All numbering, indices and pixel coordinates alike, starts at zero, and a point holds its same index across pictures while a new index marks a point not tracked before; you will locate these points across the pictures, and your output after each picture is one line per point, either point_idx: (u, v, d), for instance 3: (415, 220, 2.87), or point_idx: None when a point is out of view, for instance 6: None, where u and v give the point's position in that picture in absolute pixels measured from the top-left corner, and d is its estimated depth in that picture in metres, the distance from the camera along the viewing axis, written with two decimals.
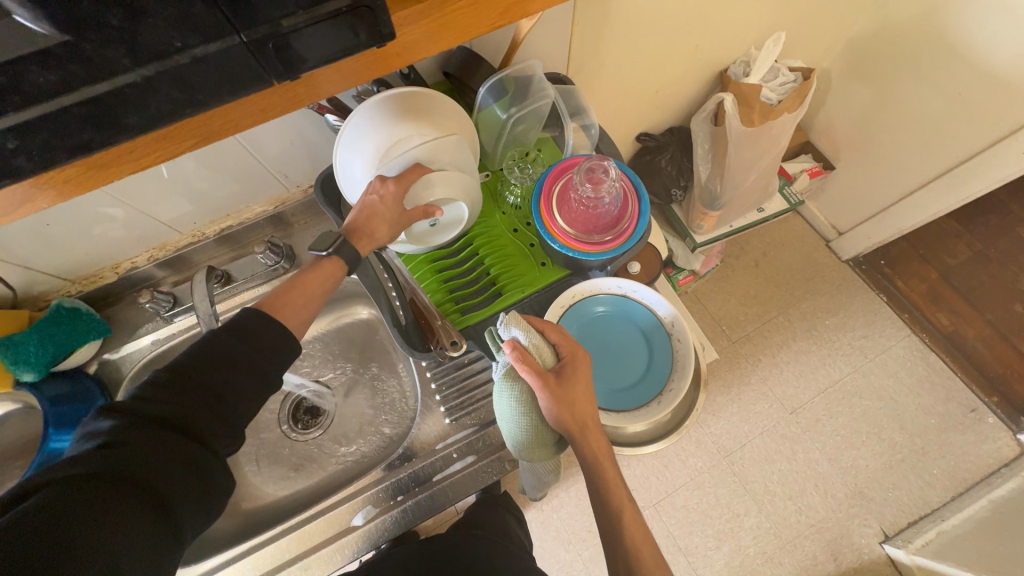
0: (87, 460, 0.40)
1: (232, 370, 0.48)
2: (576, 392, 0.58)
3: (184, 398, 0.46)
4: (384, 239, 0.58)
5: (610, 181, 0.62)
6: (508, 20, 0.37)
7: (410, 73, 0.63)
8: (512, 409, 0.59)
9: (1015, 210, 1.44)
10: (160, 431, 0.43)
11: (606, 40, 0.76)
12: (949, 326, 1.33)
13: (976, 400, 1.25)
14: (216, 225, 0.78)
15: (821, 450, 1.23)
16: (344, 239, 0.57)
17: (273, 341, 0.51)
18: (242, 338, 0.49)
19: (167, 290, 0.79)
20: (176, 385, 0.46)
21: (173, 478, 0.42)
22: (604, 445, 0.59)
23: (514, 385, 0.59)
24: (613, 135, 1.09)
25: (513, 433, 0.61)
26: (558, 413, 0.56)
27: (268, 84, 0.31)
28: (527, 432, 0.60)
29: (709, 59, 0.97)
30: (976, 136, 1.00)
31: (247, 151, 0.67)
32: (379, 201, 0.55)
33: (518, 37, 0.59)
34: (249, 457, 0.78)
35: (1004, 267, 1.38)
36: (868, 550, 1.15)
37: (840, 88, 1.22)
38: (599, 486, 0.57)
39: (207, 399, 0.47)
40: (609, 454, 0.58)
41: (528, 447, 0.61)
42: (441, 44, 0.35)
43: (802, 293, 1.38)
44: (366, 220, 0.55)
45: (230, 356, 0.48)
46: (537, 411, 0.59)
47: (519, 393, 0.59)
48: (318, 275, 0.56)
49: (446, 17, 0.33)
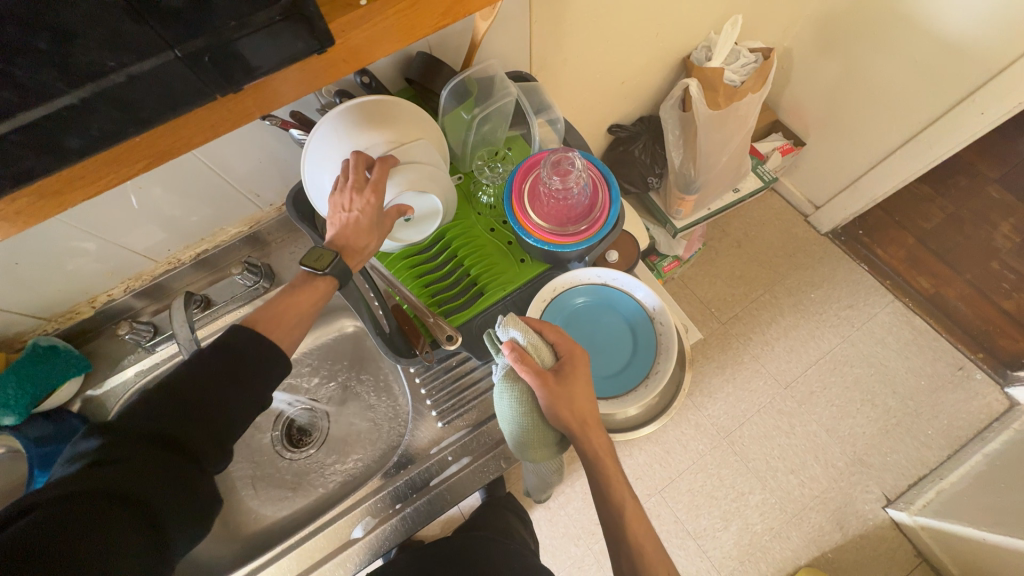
0: (76, 478, 0.39)
1: (224, 383, 0.48)
2: (576, 389, 0.58)
3: (173, 417, 0.45)
4: (375, 248, 0.58)
5: (577, 171, 0.63)
6: (450, 19, 0.37)
7: (371, 82, 0.63)
8: (512, 411, 0.60)
9: (981, 170, 1.47)
10: (153, 448, 0.43)
11: (566, 35, 0.77)
12: (930, 289, 1.35)
13: (963, 358, 1.28)
14: (191, 250, 0.78)
15: (818, 422, 1.24)
16: (337, 258, 0.55)
17: (261, 354, 0.51)
18: (226, 355, 0.49)
19: (146, 320, 0.78)
20: (160, 401, 0.45)
21: (166, 494, 0.42)
22: (605, 443, 0.59)
23: (513, 387, 0.59)
24: (584, 129, 1.10)
25: (514, 434, 0.61)
26: (556, 408, 0.57)
27: (210, 97, 0.31)
28: (527, 433, 0.60)
29: (671, 46, 0.99)
30: (939, 99, 1.02)
31: (215, 173, 0.67)
32: (358, 211, 0.55)
33: (479, 38, 0.62)
34: (246, 475, 0.77)
35: (976, 227, 1.41)
36: (872, 516, 1.16)
37: (803, 64, 1.24)
38: (601, 484, 0.57)
39: (199, 414, 0.46)
40: (611, 452, 0.59)
41: (530, 448, 0.61)
42: (388, 48, 0.36)
43: (785, 270, 1.40)
44: (352, 235, 0.55)
45: (224, 374, 0.48)
46: (537, 412, 0.60)
47: (519, 398, 0.59)
48: (311, 293, 0.56)
49: (388, 18, 0.34)
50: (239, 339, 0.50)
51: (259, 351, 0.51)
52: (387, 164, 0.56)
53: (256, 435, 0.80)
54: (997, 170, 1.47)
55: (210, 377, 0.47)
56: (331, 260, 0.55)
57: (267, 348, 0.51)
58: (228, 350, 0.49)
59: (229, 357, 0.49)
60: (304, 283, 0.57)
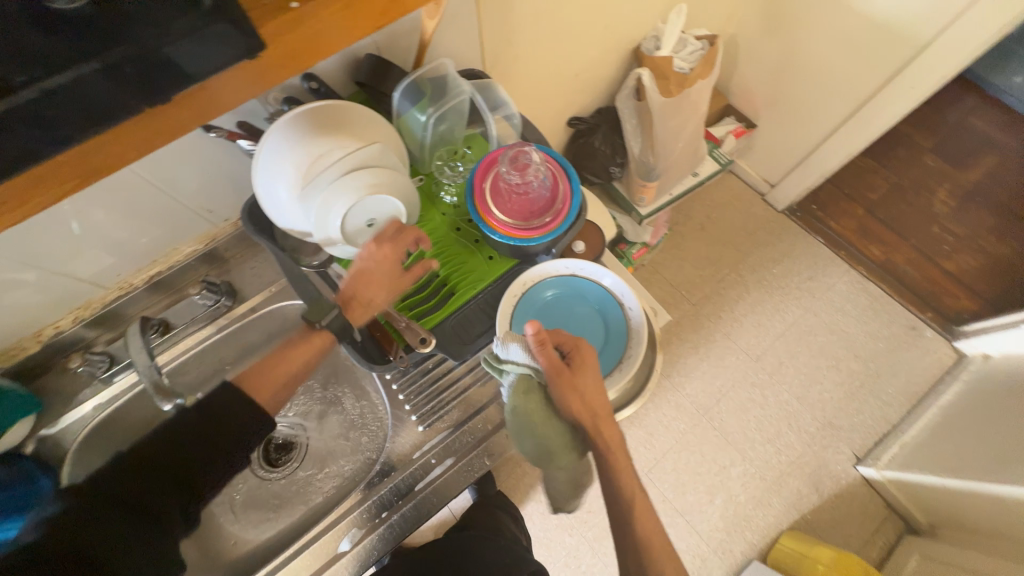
0: (39, 543, 0.42)
1: (190, 446, 0.50)
2: (587, 379, 0.59)
3: (138, 480, 0.48)
4: (379, 303, 0.64)
5: (536, 164, 0.64)
6: (386, 20, 0.37)
7: (320, 87, 0.62)
8: (530, 420, 0.57)
9: (917, 141, 1.57)
10: (115, 513, 0.46)
11: (515, 30, 0.77)
12: (881, 256, 1.43)
13: (915, 318, 1.35)
14: (144, 273, 0.74)
15: (789, 390, 1.30)
16: (337, 309, 0.63)
17: (227, 415, 0.52)
18: (196, 417, 0.51)
19: (101, 351, 0.75)
20: (127, 464, 0.48)
21: (124, 557, 0.45)
22: (616, 434, 0.60)
23: (527, 396, 0.57)
24: (544, 123, 1.11)
25: (535, 445, 0.57)
26: (571, 401, 0.58)
27: (138, 110, 0.30)
28: (548, 439, 0.57)
29: (621, 37, 1.01)
30: (873, 76, 1.08)
31: (162, 191, 0.64)
32: (376, 269, 0.62)
33: (427, 37, 0.62)
34: (226, 506, 0.74)
35: (917, 194, 1.50)
36: (845, 475, 1.22)
37: (747, 50, 1.29)
38: (608, 474, 0.59)
39: (164, 476, 0.49)
40: (620, 441, 0.60)
41: (552, 456, 0.58)
42: (324, 52, 0.35)
43: (748, 249, 1.45)
44: (356, 290, 0.63)
45: (187, 441, 0.50)
46: (555, 417, 0.58)
47: (534, 411, 0.57)
48: (310, 342, 0.63)
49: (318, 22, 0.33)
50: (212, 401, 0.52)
51: (231, 418, 0.52)
52: (413, 235, 0.63)
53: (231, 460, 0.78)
54: (931, 140, 1.57)
55: (175, 441, 0.50)
56: (326, 313, 0.62)
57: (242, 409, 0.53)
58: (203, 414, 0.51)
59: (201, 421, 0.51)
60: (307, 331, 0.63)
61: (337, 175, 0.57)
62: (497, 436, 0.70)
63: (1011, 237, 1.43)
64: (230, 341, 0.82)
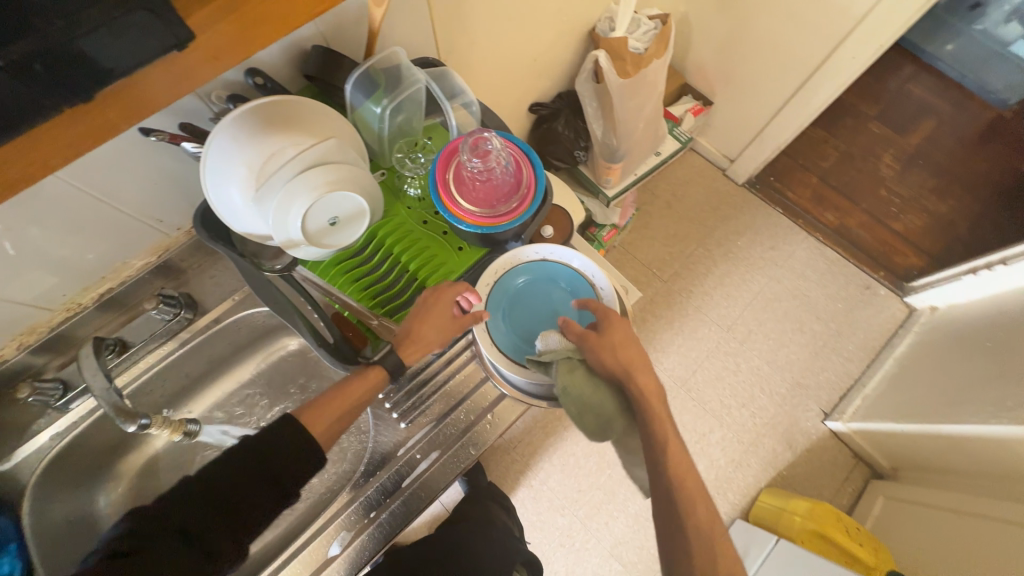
0: (99, 567, 0.42)
1: (248, 473, 0.51)
2: (616, 337, 0.62)
3: (196, 508, 0.48)
4: (432, 344, 0.64)
5: (496, 149, 0.63)
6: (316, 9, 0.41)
7: (266, 83, 0.59)
8: (580, 393, 0.59)
9: (863, 109, 1.65)
10: (172, 541, 0.46)
11: (468, 16, 0.76)
12: (836, 222, 1.50)
13: (868, 278, 1.43)
14: (92, 291, 0.70)
15: (760, 356, 1.36)
16: (393, 348, 0.63)
17: (287, 444, 0.54)
18: (258, 445, 0.53)
19: (52, 377, 0.70)
20: (189, 493, 0.49)
21: None
22: (653, 382, 0.62)
23: (571, 371, 0.61)
24: (506, 110, 1.10)
25: (591, 419, 0.59)
26: (608, 361, 0.61)
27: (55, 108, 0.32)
28: (600, 405, 0.59)
29: (576, 20, 1.01)
30: (816, 50, 1.12)
31: (102, 202, 0.60)
32: (437, 314, 0.63)
33: (376, 26, 0.60)
34: (265, 540, 0.75)
35: (865, 160, 1.58)
36: (815, 431, 1.30)
37: (700, 27, 1.31)
38: (653, 430, 0.59)
39: (219, 507, 0.49)
40: (659, 390, 0.61)
41: (610, 422, 0.60)
42: (256, 42, 0.39)
43: (713, 224, 1.50)
44: (414, 331, 0.63)
45: (248, 467, 0.51)
46: (600, 383, 0.61)
47: (580, 381, 0.60)
48: (363, 383, 0.62)
49: (246, 14, 0.37)
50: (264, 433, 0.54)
51: (284, 449, 0.53)
52: (463, 287, 0.65)
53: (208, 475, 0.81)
54: (875, 108, 1.65)
55: (234, 470, 0.51)
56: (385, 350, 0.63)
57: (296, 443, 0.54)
58: (259, 446, 0.53)
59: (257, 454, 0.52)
60: (358, 375, 0.63)
61: (293, 174, 0.55)
62: (481, 425, 0.71)
63: (950, 196, 1.53)
64: (194, 356, 0.79)
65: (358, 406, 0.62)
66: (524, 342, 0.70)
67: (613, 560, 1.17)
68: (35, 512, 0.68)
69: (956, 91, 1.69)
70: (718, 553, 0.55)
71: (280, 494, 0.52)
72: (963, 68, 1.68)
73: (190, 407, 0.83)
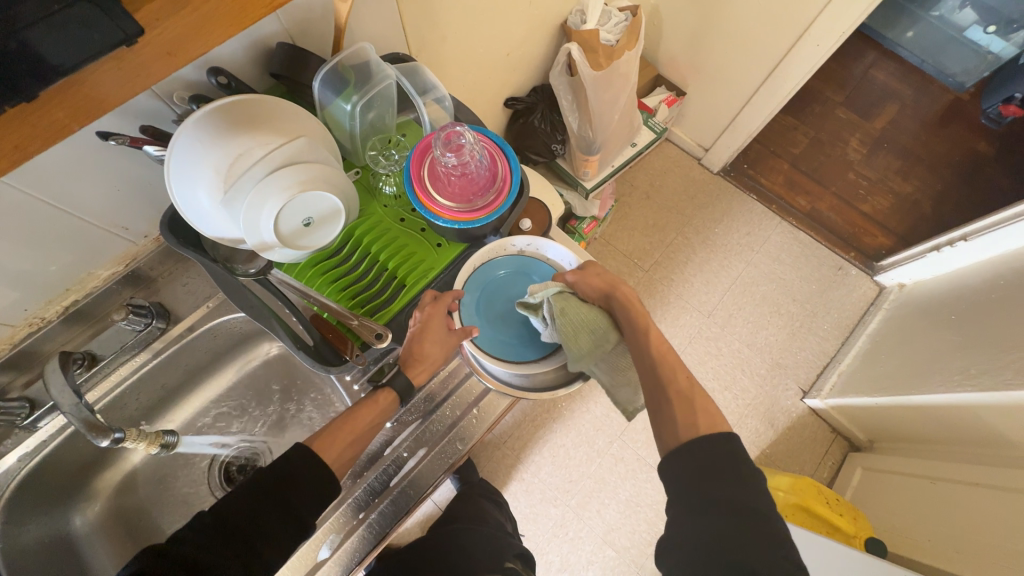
0: None
1: (267, 504, 0.50)
2: (594, 268, 0.68)
3: (213, 544, 0.47)
4: (436, 358, 0.64)
5: (469, 143, 0.63)
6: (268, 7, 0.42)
7: (230, 82, 0.57)
8: (575, 314, 0.62)
9: (830, 96, 1.69)
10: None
11: (437, 12, 0.75)
12: (807, 206, 1.55)
13: (840, 259, 1.48)
14: (56, 304, 0.67)
15: (739, 340, 1.39)
16: (400, 370, 0.64)
17: (308, 476, 0.54)
18: (277, 475, 0.53)
19: (17, 395, 0.68)
20: (205, 528, 0.48)
21: None
22: (633, 295, 0.67)
23: (564, 298, 0.63)
24: (481, 105, 1.10)
25: (589, 335, 0.63)
26: (594, 285, 0.66)
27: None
28: (593, 321, 0.63)
29: (547, 13, 1.01)
30: (782, 39, 1.15)
31: (63, 211, 0.58)
32: (437, 327, 0.63)
33: (342, 21, 0.58)
34: None
35: (833, 145, 1.63)
36: (795, 409, 1.34)
37: (670, 19, 1.32)
38: (639, 341, 0.63)
39: (236, 543, 0.48)
40: (639, 302, 0.66)
41: (605, 333, 0.64)
42: (209, 40, 0.40)
43: (691, 212, 1.52)
44: (417, 347, 0.63)
45: (268, 500, 0.51)
46: (592, 305, 0.65)
47: (576, 306, 0.63)
48: (373, 408, 0.62)
49: (197, 12, 0.38)
50: (280, 466, 0.53)
51: (299, 477, 0.53)
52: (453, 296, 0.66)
53: (191, 485, 0.79)
54: (842, 94, 1.70)
55: (251, 504, 0.50)
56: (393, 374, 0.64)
57: (314, 473, 0.54)
58: (275, 477, 0.52)
59: (276, 485, 0.52)
60: (367, 401, 0.62)
61: (264, 174, 0.54)
62: (467, 420, 0.71)
63: (914, 176, 1.59)
64: (168, 366, 0.77)
65: (368, 431, 0.61)
66: (499, 334, 0.70)
67: (606, 548, 1.19)
68: (5, 537, 0.65)
69: (917, 76, 1.75)
70: (699, 412, 0.55)
71: (298, 527, 0.51)
72: (923, 54, 1.73)
73: (167, 420, 0.81)
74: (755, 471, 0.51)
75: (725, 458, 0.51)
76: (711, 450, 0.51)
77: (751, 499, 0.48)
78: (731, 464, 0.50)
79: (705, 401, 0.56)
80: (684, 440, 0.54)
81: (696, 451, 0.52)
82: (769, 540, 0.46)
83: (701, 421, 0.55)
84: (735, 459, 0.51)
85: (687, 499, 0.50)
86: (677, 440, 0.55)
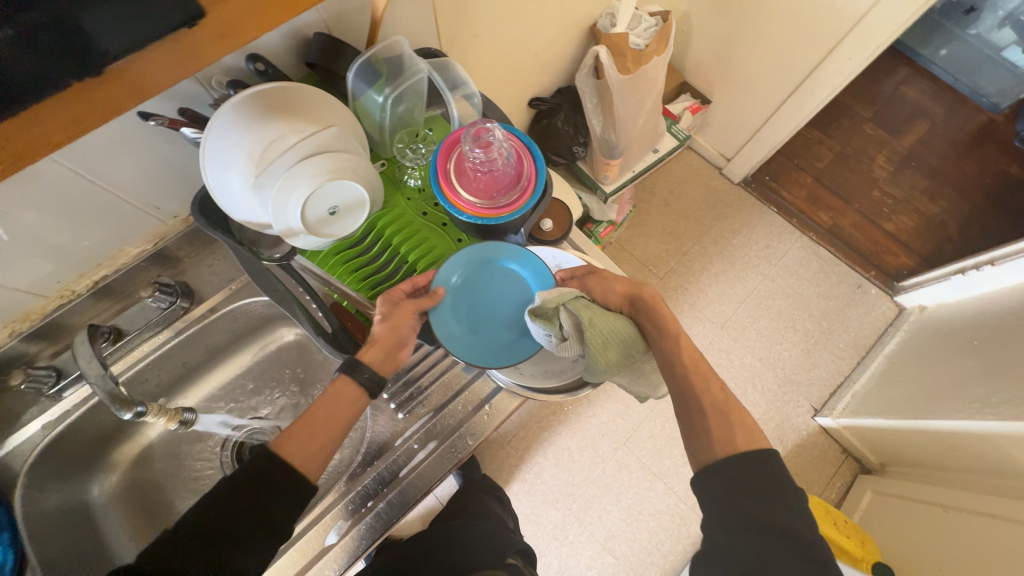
0: None
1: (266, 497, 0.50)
2: (611, 281, 0.67)
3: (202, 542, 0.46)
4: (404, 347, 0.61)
5: (498, 141, 0.63)
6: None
7: (267, 69, 0.59)
8: (598, 322, 0.60)
9: (858, 111, 1.67)
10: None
11: (470, 9, 0.76)
12: (828, 222, 1.52)
13: (860, 277, 1.45)
14: (87, 278, 0.69)
15: (752, 352, 1.38)
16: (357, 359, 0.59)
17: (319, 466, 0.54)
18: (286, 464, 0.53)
19: (46, 365, 0.70)
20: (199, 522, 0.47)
21: None
22: (657, 303, 0.65)
23: (587, 307, 0.60)
24: (505, 104, 1.10)
25: (616, 343, 0.61)
26: (617, 293, 0.66)
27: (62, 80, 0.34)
28: (619, 331, 0.61)
29: (578, 15, 1.01)
30: (813, 53, 1.13)
31: (101, 188, 0.59)
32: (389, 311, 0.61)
33: (379, 13, 0.59)
34: None
35: (859, 161, 1.60)
36: (805, 426, 1.32)
37: (699, 26, 1.31)
38: (670, 352, 0.61)
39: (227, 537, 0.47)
40: (670, 315, 0.64)
41: (631, 342, 0.62)
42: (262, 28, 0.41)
43: (710, 221, 1.51)
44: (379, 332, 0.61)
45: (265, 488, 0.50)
46: (617, 314, 0.63)
47: (600, 316, 0.60)
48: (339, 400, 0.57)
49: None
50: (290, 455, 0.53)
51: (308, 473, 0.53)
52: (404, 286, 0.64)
53: (202, 462, 0.81)
54: (870, 110, 1.67)
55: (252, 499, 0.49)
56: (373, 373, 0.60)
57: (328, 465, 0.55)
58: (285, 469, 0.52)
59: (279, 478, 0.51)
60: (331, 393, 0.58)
61: (294, 161, 0.55)
62: (478, 416, 0.71)
63: (941, 198, 1.55)
64: (189, 344, 0.78)
65: None
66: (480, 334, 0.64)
67: (606, 554, 1.18)
68: (26, 500, 0.67)
69: (949, 95, 1.71)
70: (737, 426, 0.54)
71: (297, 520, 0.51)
72: (957, 72, 1.70)
73: (185, 397, 0.83)
74: (795, 492, 0.50)
75: (759, 475, 0.50)
76: (746, 468, 0.51)
77: (785, 518, 0.48)
78: (769, 485, 0.50)
79: (742, 414, 0.55)
80: (719, 455, 0.53)
81: (731, 466, 0.51)
82: (804, 562, 0.46)
83: (738, 434, 0.54)
84: (771, 477, 0.50)
85: (719, 513, 0.50)
86: (712, 452, 0.54)
